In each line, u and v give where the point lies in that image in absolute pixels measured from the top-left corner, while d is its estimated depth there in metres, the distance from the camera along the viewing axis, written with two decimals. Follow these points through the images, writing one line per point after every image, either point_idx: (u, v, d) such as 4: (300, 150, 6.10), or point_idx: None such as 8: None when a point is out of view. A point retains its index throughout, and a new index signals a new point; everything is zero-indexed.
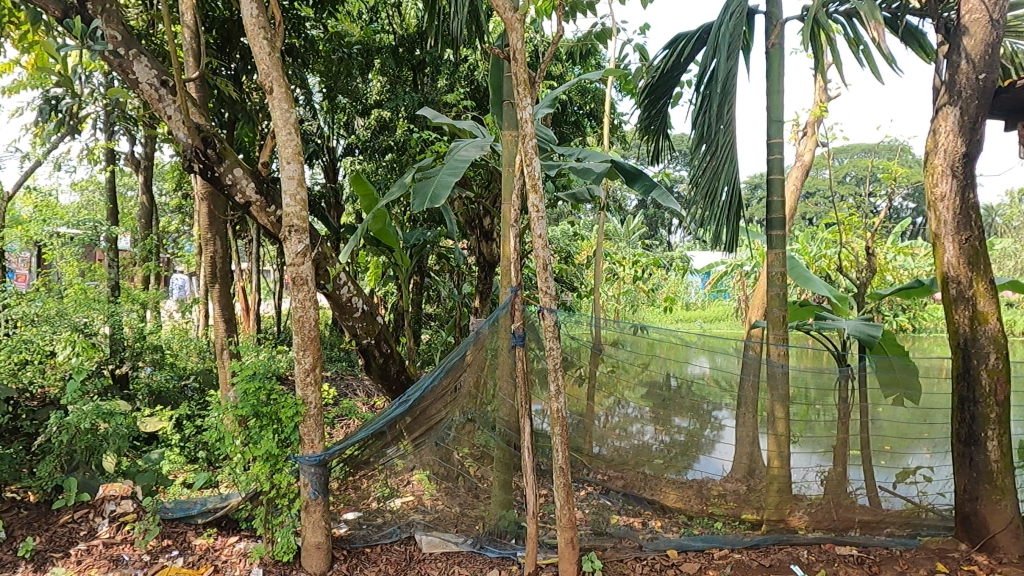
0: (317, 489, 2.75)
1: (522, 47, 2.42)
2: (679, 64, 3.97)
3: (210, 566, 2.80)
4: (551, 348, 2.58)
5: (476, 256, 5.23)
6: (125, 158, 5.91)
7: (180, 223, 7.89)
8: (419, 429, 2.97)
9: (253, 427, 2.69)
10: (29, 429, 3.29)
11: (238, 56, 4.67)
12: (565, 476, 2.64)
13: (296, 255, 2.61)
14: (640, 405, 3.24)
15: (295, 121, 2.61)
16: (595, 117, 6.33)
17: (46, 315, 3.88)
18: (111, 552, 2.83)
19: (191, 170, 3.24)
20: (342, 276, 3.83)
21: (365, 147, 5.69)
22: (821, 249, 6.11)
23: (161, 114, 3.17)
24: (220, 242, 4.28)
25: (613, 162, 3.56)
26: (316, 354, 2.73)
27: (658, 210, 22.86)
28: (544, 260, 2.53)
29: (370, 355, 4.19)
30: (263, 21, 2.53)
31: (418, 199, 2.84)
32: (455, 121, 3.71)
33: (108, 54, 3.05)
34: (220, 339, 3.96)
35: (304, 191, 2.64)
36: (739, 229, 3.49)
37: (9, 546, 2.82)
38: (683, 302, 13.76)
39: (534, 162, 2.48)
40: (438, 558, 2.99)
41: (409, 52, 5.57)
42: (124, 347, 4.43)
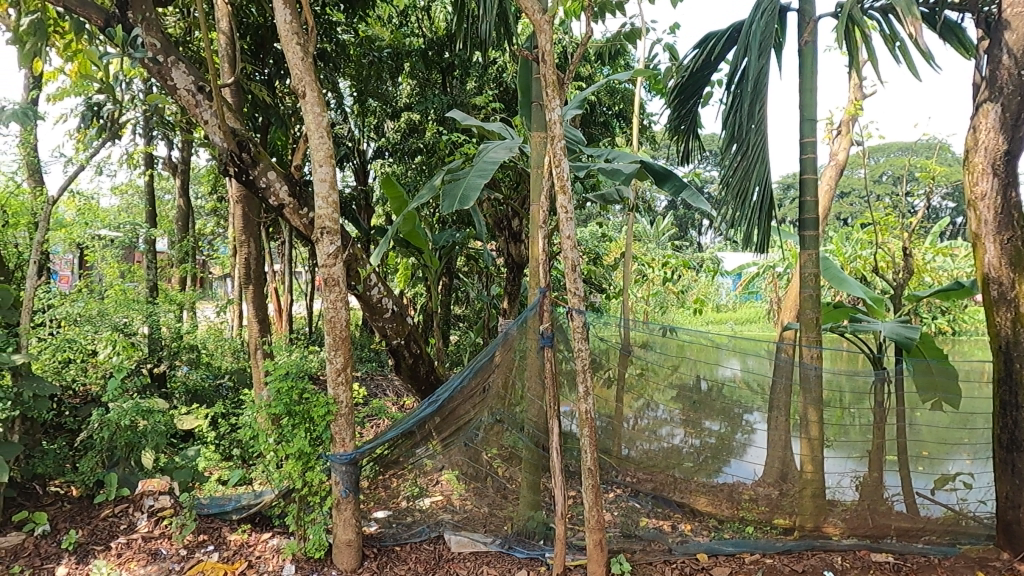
0: (348, 488, 2.78)
1: (550, 48, 2.43)
2: (709, 62, 3.94)
3: (244, 561, 2.84)
4: (579, 349, 2.58)
5: (505, 257, 5.24)
6: (163, 162, 6.05)
7: (216, 226, 8.05)
8: (448, 429, 2.98)
9: (285, 425, 2.74)
10: (71, 426, 3.34)
11: (271, 61, 4.76)
12: (593, 477, 2.63)
13: (328, 257, 2.64)
14: (670, 406, 3.23)
15: (327, 124, 2.64)
16: (624, 117, 6.31)
17: (87, 315, 4.00)
18: (149, 546, 2.88)
19: (225, 173, 3.31)
20: (372, 277, 3.87)
21: (395, 149, 5.79)
22: (856, 250, 6.00)
23: (197, 118, 3.21)
24: (254, 244, 4.33)
25: (642, 162, 3.56)
26: (347, 354, 2.75)
27: (688, 211, 22.69)
28: (572, 261, 2.52)
29: (399, 355, 4.21)
30: (295, 26, 2.57)
31: (447, 201, 2.91)
32: (482, 123, 3.78)
33: (148, 61, 3.13)
34: (254, 338, 4.03)
35: (336, 193, 2.67)
36: (771, 229, 3.44)
37: (53, 538, 2.88)
38: (714, 304, 13.58)
39: (563, 163, 2.48)
40: (467, 557, 3.00)
41: (438, 54, 5.64)
42: (161, 346, 4.53)
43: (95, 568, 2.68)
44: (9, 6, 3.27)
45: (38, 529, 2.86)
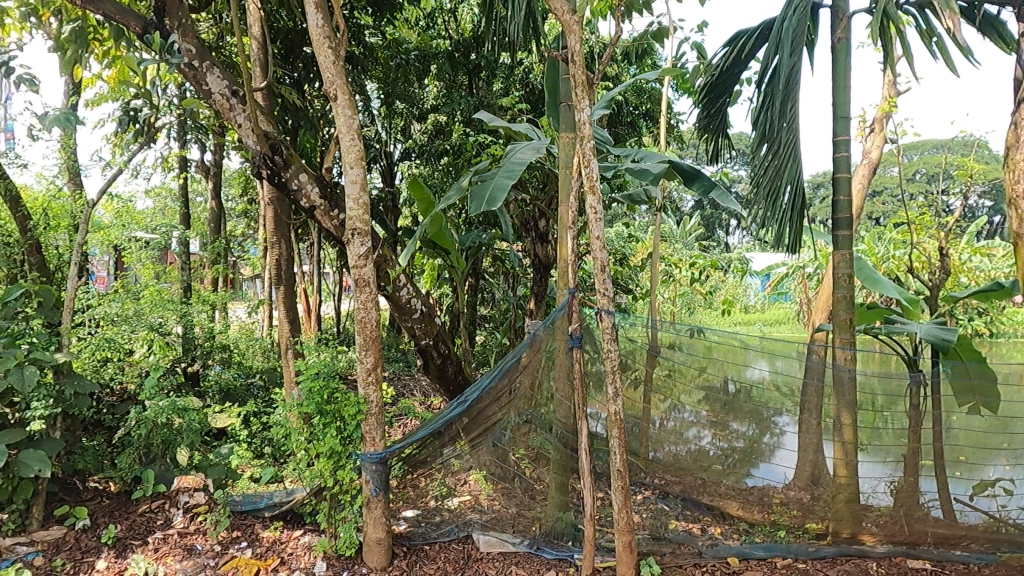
0: (378, 487, 2.79)
1: (579, 49, 2.42)
2: (740, 61, 3.89)
3: (276, 558, 2.88)
4: (608, 350, 2.57)
5: (532, 258, 5.23)
6: (196, 165, 6.16)
7: (246, 228, 8.17)
8: (476, 430, 2.99)
9: (317, 424, 2.78)
10: (109, 423, 3.39)
11: (301, 65, 4.83)
12: (622, 479, 2.62)
13: (358, 258, 2.68)
14: (697, 409, 3.18)
15: (358, 127, 2.67)
16: (651, 117, 6.28)
17: (125, 315, 4.10)
18: (185, 541, 2.93)
19: (258, 176, 3.36)
20: (401, 278, 3.90)
21: (422, 151, 5.88)
22: (889, 250, 5.90)
23: (231, 122, 3.30)
24: (285, 245, 4.40)
25: (670, 161, 3.54)
26: (377, 354, 2.77)
27: (715, 211, 22.47)
28: (601, 262, 2.52)
29: (428, 356, 4.23)
30: (327, 30, 2.60)
31: (474, 202, 2.98)
32: (510, 124, 3.86)
33: (184, 66, 3.19)
34: (285, 338, 4.09)
35: (367, 195, 2.70)
36: (803, 229, 3.41)
37: (93, 533, 2.95)
38: (742, 306, 13.43)
39: (592, 164, 2.46)
40: (496, 558, 3.02)
41: (465, 56, 5.63)
42: (195, 346, 4.61)
43: (134, 563, 2.74)
44: (51, 15, 3.36)
45: (79, 524, 2.93)
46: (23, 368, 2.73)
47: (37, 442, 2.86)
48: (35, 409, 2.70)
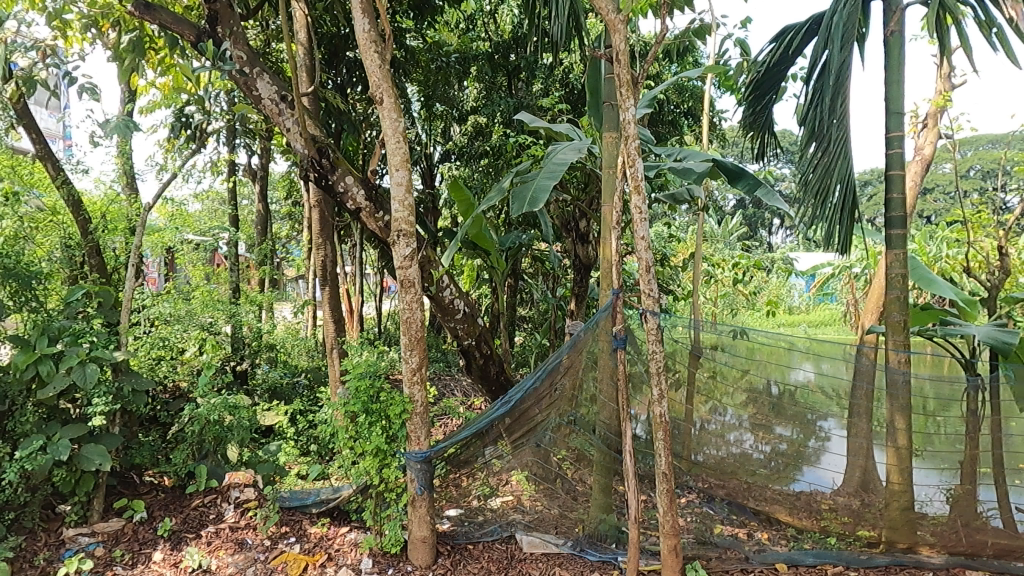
0: (423, 485, 2.81)
1: (624, 48, 2.41)
2: (787, 56, 3.83)
3: (323, 553, 2.93)
4: (653, 352, 2.55)
5: (572, 259, 5.22)
6: (243, 169, 6.31)
7: (291, 230, 8.34)
8: (519, 430, 2.98)
9: (363, 423, 2.83)
10: (164, 420, 3.46)
11: (344, 69, 4.90)
12: (667, 482, 2.59)
13: (404, 259, 2.72)
14: (739, 412, 3.15)
15: (403, 130, 2.70)
16: (692, 115, 6.20)
17: (177, 314, 4.17)
18: (236, 535, 3.01)
19: (306, 178, 3.43)
20: (444, 279, 3.93)
21: (462, 152, 5.95)
22: (942, 249, 5.71)
23: (280, 126, 3.38)
24: (330, 246, 4.41)
25: (714, 161, 3.51)
26: (421, 354, 2.80)
27: (757, 210, 22.06)
28: (646, 262, 2.49)
29: (470, 356, 4.25)
30: (373, 34, 2.64)
31: (516, 203, 2.99)
32: (551, 125, 3.90)
33: (235, 73, 3.28)
34: (330, 337, 4.16)
35: (412, 197, 2.73)
36: (854, 229, 3.31)
37: (149, 525, 3.05)
38: (786, 306, 13.15)
39: (637, 164, 2.44)
40: (539, 559, 3.03)
41: (504, 57, 5.71)
42: (244, 345, 4.73)
43: (187, 555, 2.82)
44: (111, 26, 3.49)
45: (136, 516, 3.04)
46: (85, 365, 2.85)
47: (98, 437, 2.98)
48: (97, 406, 2.81)
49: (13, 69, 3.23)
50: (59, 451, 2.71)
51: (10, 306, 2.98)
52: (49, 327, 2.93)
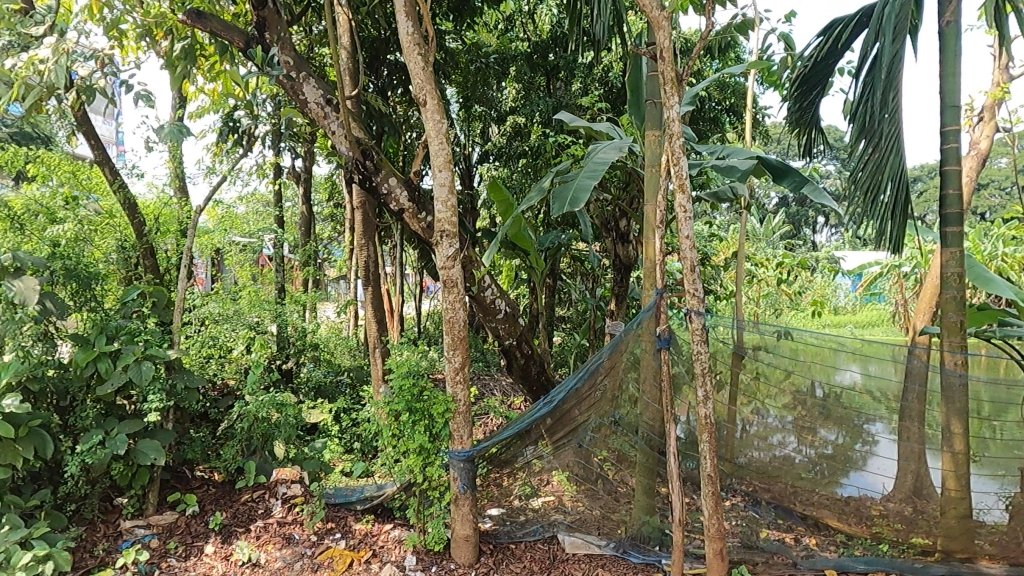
0: (466, 484, 2.83)
1: (669, 44, 2.38)
2: (836, 50, 3.73)
3: (369, 550, 2.98)
4: (698, 352, 2.51)
5: (612, 258, 5.18)
6: (287, 172, 6.44)
7: (332, 232, 8.47)
8: (561, 431, 2.98)
9: (406, 422, 2.85)
10: (214, 416, 3.59)
11: (386, 71, 4.95)
12: (713, 484, 2.55)
13: (447, 259, 2.74)
14: (782, 414, 3.05)
15: (446, 131, 2.73)
16: (735, 112, 6.09)
17: (225, 314, 4.29)
18: (284, 530, 3.08)
19: (351, 180, 3.49)
20: (486, 279, 3.92)
21: (501, 152, 5.89)
22: (999, 248, 5.49)
23: (326, 129, 3.43)
24: (372, 247, 4.47)
25: (759, 158, 3.45)
26: (464, 353, 2.81)
27: (801, 208, 21.56)
28: (691, 261, 2.46)
29: (511, 355, 4.24)
30: (417, 37, 2.67)
31: (557, 203, 2.99)
32: (591, 124, 3.88)
33: (282, 77, 3.35)
34: (373, 337, 4.21)
35: (455, 197, 2.74)
36: (907, 226, 3.22)
37: (201, 519, 3.14)
38: (832, 307, 12.82)
39: (681, 162, 2.41)
40: (582, 560, 3.02)
41: (543, 57, 5.69)
42: (289, 344, 4.82)
43: (238, 549, 2.89)
44: (164, 34, 3.60)
45: (189, 510, 3.12)
46: (140, 363, 2.95)
47: (152, 432, 3.08)
48: (152, 402, 2.91)
49: (73, 78, 3.35)
50: (116, 445, 2.81)
51: (71, 306, 3.10)
52: (107, 326, 3.03)
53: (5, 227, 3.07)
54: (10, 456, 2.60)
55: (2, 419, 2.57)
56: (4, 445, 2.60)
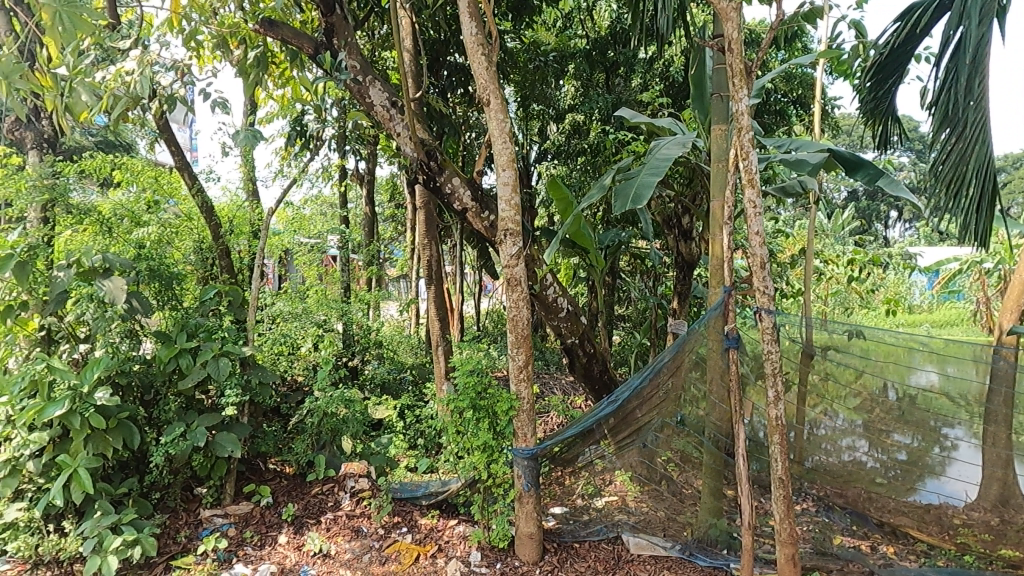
0: (530, 482, 2.85)
1: (738, 36, 2.33)
2: (914, 35, 3.55)
3: (434, 544, 3.03)
4: (769, 351, 2.44)
5: (674, 256, 5.08)
6: (352, 173, 6.59)
7: (394, 232, 8.62)
8: (625, 431, 2.96)
9: (470, 419, 2.89)
10: (286, 412, 3.73)
11: (446, 74, 4.99)
12: (784, 488, 2.47)
13: (510, 258, 2.75)
14: (851, 417, 2.92)
15: (510, 130, 2.74)
16: (802, 104, 5.88)
17: (295, 312, 4.43)
18: (352, 523, 3.16)
19: (416, 181, 3.54)
20: (548, 277, 3.89)
21: (560, 151, 5.93)
22: None
23: (391, 132, 3.51)
24: (435, 247, 4.53)
25: (830, 151, 3.31)
26: (528, 351, 2.82)
27: (872, 202, 20.67)
28: (760, 259, 2.39)
29: (573, 354, 4.21)
30: (480, 37, 2.70)
31: (619, 200, 2.97)
32: (653, 120, 3.85)
33: (350, 82, 3.43)
34: (436, 335, 4.27)
35: (518, 196, 2.76)
36: (995, 221, 3.05)
37: (275, 509, 3.26)
38: (907, 305, 12.24)
39: (751, 157, 2.35)
40: (647, 560, 3.02)
41: (602, 54, 5.61)
42: (355, 342, 4.92)
43: (309, 540, 2.98)
44: (238, 44, 3.74)
45: (263, 501, 3.25)
46: (218, 359, 3.09)
47: (229, 426, 3.22)
48: (229, 396, 3.04)
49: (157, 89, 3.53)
50: (196, 437, 2.95)
51: (155, 304, 3.26)
52: (187, 324, 3.18)
53: (94, 231, 3.26)
54: (101, 446, 2.79)
55: (94, 411, 2.75)
56: (96, 435, 2.79)
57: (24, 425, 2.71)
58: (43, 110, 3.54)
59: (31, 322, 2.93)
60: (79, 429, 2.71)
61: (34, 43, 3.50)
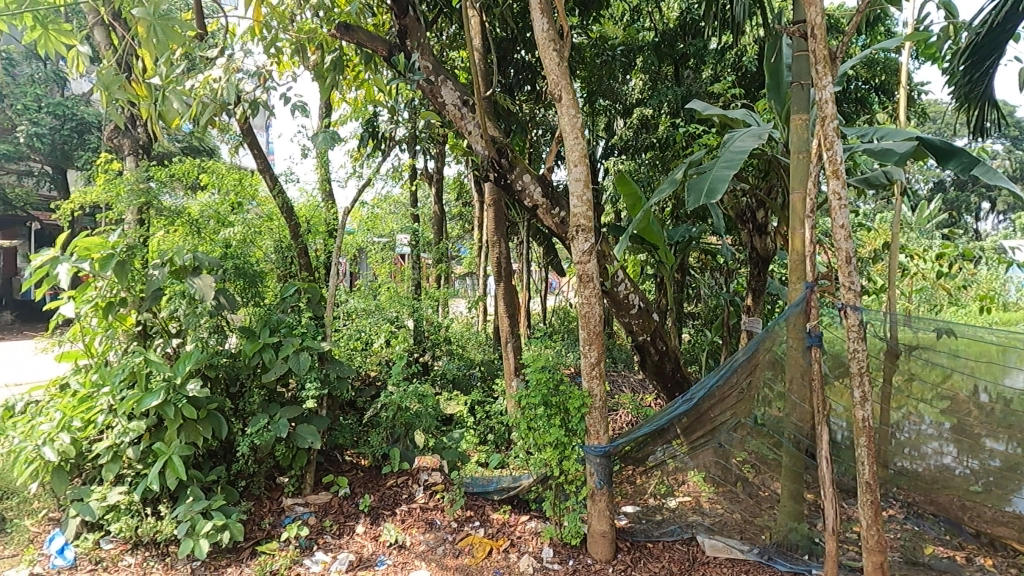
0: (602, 480, 2.83)
1: (821, 21, 2.24)
2: (1015, 13, 3.33)
3: (507, 539, 3.05)
4: (855, 350, 2.34)
5: (748, 251, 4.90)
6: (421, 173, 6.71)
7: (462, 230, 8.71)
8: (700, 430, 2.90)
9: (543, 416, 2.89)
10: (361, 405, 3.83)
11: (513, 71, 4.95)
12: (872, 493, 2.36)
13: (582, 253, 2.73)
14: (939, 422, 2.76)
15: (582, 125, 2.72)
16: (885, 90, 5.60)
17: (368, 309, 4.54)
18: (426, 515, 3.22)
19: (487, 179, 3.56)
20: (619, 273, 3.83)
21: (627, 147, 5.82)
22: None
23: (463, 130, 3.54)
24: (504, 244, 4.56)
25: (919, 140, 3.14)
26: (600, 348, 2.80)
27: (962, 194, 19.45)
28: (846, 253, 2.29)
29: (645, 351, 4.15)
30: (552, 33, 2.70)
31: (692, 195, 2.90)
32: (726, 111, 3.72)
33: (423, 82, 3.49)
34: (505, 331, 4.28)
35: (590, 192, 2.73)
36: None
37: (352, 500, 3.35)
38: (1002, 303, 11.46)
39: (836, 147, 2.25)
40: (723, 563, 2.95)
41: (670, 46, 5.46)
42: (425, 338, 5.00)
43: (386, 531, 3.06)
44: (316, 49, 3.87)
45: (341, 492, 3.35)
46: (299, 354, 3.22)
47: (309, 418, 3.33)
48: (309, 390, 3.16)
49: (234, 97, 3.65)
50: (280, 428, 3.07)
51: (240, 301, 3.42)
52: (269, 320, 3.32)
53: (185, 231, 3.44)
54: (193, 435, 2.94)
55: (187, 402, 2.90)
56: (188, 425, 2.94)
57: (124, 414, 2.91)
58: (138, 118, 3.76)
59: (129, 317, 3.13)
60: (173, 418, 2.86)
61: (131, 55, 3.72)
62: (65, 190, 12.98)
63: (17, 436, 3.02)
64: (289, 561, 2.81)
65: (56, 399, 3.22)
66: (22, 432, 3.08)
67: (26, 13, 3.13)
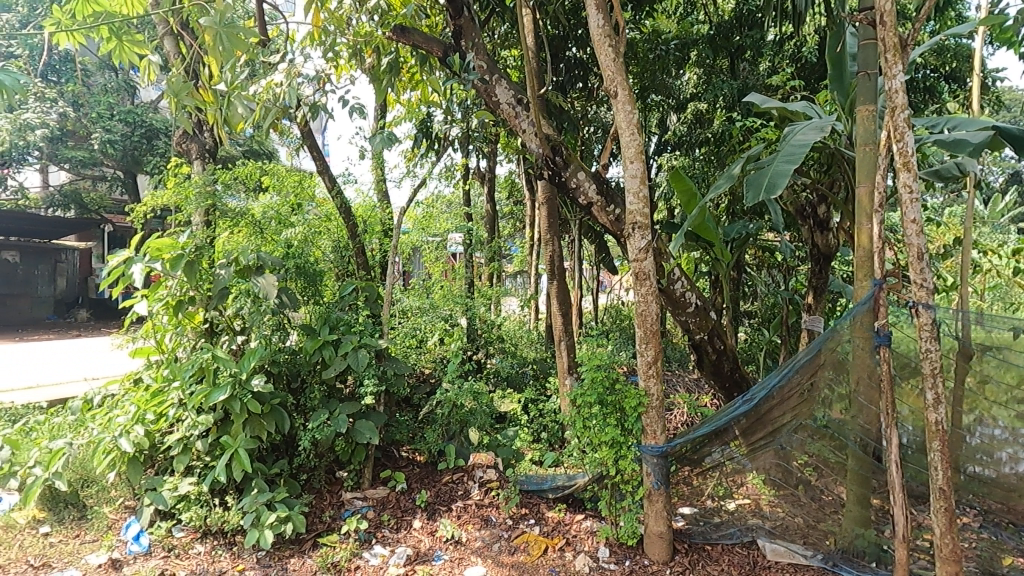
0: (659, 480, 2.79)
1: (892, 7, 2.16)
2: None
3: (562, 538, 3.05)
4: (927, 349, 2.24)
5: (810, 248, 4.74)
6: (473, 172, 6.75)
7: (513, 228, 8.72)
8: (761, 431, 2.83)
9: (598, 415, 2.87)
10: (417, 402, 3.88)
11: (564, 67, 4.88)
12: (946, 499, 2.26)
13: (639, 251, 2.71)
14: (1015, 427, 2.61)
15: (638, 121, 2.70)
16: (956, 78, 5.34)
17: (422, 307, 4.60)
18: (481, 512, 3.24)
19: (541, 177, 3.56)
20: (676, 271, 3.77)
21: (682, 142, 5.75)
22: None
23: (517, 129, 3.54)
24: (558, 243, 4.55)
25: (995, 130, 2.99)
26: (657, 347, 2.76)
27: None
28: (917, 249, 2.19)
29: (701, 351, 4.08)
30: (607, 29, 2.68)
31: (751, 190, 2.84)
32: (785, 104, 3.61)
33: (477, 81, 3.51)
34: (559, 330, 4.27)
35: (647, 188, 2.70)
36: None
37: (409, 495, 3.41)
38: None
39: (907, 138, 2.16)
40: (784, 569, 2.86)
41: (726, 39, 5.29)
42: (479, 335, 5.04)
43: (442, 527, 3.09)
44: (372, 52, 3.94)
45: (398, 487, 3.41)
46: (357, 351, 3.27)
47: (367, 414, 3.40)
48: (367, 386, 3.22)
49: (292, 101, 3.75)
50: (339, 424, 3.15)
51: (301, 299, 3.51)
52: (329, 318, 3.41)
53: (248, 231, 3.55)
54: (257, 429, 3.04)
55: (252, 397, 3.00)
56: (253, 419, 3.04)
57: (194, 408, 3.03)
58: (205, 123, 3.91)
59: (197, 315, 3.26)
60: (239, 412, 2.97)
61: (198, 63, 3.87)
62: (136, 194, 13.60)
63: (97, 428, 3.19)
64: (349, 554, 2.87)
65: (131, 393, 3.39)
66: (101, 424, 3.25)
67: (103, 26, 3.30)
